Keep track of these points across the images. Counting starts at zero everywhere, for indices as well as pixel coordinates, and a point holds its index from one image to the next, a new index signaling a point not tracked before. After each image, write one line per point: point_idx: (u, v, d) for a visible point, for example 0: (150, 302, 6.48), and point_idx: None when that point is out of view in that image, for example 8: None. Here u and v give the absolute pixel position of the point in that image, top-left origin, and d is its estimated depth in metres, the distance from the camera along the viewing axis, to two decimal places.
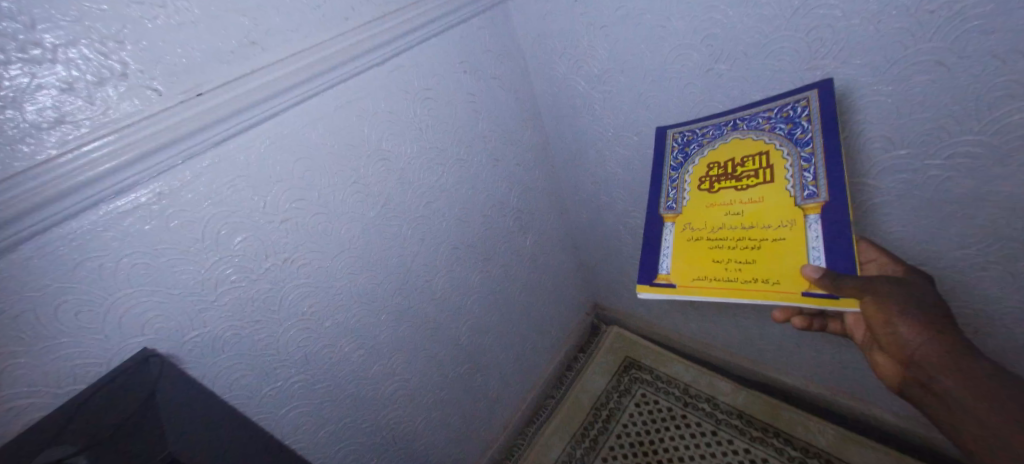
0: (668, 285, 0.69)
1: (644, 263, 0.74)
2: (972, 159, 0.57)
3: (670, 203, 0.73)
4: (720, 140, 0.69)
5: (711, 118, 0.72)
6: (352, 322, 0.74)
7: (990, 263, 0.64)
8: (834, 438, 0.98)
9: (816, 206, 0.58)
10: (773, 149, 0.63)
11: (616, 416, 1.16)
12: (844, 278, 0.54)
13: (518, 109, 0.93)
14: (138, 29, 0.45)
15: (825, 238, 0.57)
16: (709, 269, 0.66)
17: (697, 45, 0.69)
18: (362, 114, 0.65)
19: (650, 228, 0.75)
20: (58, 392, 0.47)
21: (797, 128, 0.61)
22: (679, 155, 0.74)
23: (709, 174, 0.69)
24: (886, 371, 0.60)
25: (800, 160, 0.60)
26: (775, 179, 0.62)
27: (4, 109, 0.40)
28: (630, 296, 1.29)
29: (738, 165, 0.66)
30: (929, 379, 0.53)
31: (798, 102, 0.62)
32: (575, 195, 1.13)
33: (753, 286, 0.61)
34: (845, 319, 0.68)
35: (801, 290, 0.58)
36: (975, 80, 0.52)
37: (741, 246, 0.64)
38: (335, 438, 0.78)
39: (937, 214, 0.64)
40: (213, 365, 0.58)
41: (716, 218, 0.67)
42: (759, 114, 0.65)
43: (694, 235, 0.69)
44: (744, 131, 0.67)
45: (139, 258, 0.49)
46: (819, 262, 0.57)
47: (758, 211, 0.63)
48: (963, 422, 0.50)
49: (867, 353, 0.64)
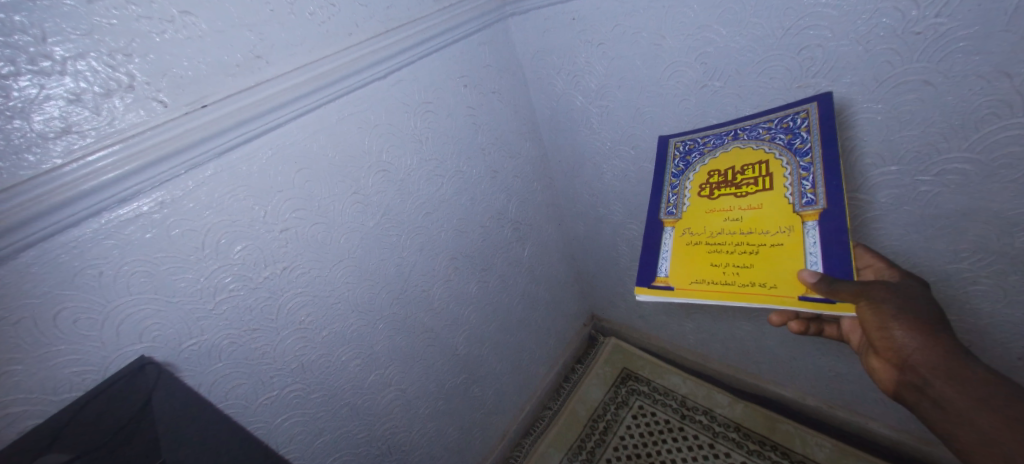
0: (666, 288, 0.66)
1: (644, 264, 0.71)
2: (962, 175, 0.58)
3: (670, 209, 0.72)
4: (721, 149, 0.69)
5: (715, 128, 0.72)
6: (349, 331, 0.74)
7: (983, 277, 0.65)
8: (832, 452, 0.96)
9: (814, 213, 0.57)
10: (773, 158, 0.63)
11: (613, 428, 1.15)
12: (840, 283, 0.53)
13: (518, 121, 0.94)
14: (146, 43, 0.46)
15: (822, 244, 0.56)
16: (707, 272, 0.64)
17: (692, 63, 0.69)
18: (363, 126, 0.66)
19: (649, 231, 0.73)
20: (54, 398, 0.47)
21: (797, 138, 0.61)
22: (680, 163, 0.74)
23: (709, 181, 0.69)
24: (880, 378, 0.59)
25: (799, 169, 0.60)
26: (774, 186, 0.62)
27: (12, 119, 0.41)
28: (628, 309, 1.28)
29: (738, 173, 0.66)
30: (927, 386, 0.51)
31: (798, 114, 0.62)
32: (574, 207, 1.13)
33: (751, 290, 0.60)
34: (843, 324, 0.68)
35: (799, 295, 0.56)
36: (961, 99, 0.53)
37: (739, 250, 0.62)
38: (330, 448, 0.78)
39: (929, 230, 0.64)
40: (210, 372, 0.59)
41: (715, 222, 0.66)
42: (760, 125, 0.66)
43: (693, 239, 0.67)
44: (745, 141, 0.67)
45: (140, 266, 0.50)
46: (816, 267, 0.56)
47: (758, 216, 0.62)
48: (963, 430, 0.48)
49: (863, 360, 0.62)
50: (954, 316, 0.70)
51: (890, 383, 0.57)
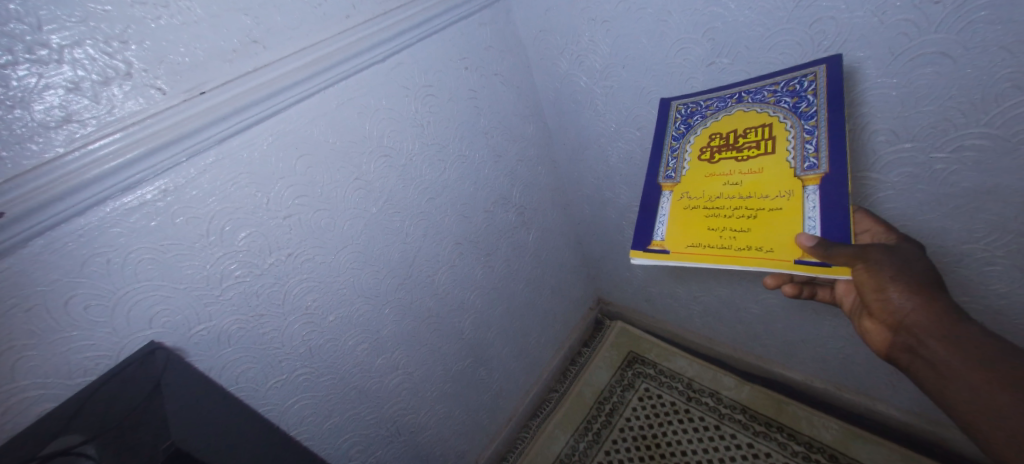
0: (661, 251, 0.66)
1: (640, 229, 0.70)
2: (980, 152, 0.56)
3: (669, 173, 0.70)
4: (724, 112, 0.66)
5: (719, 90, 0.69)
6: (355, 315, 0.75)
7: (999, 257, 0.63)
8: (838, 434, 0.96)
9: (816, 177, 0.56)
10: (777, 121, 0.60)
11: (619, 410, 1.16)
12: (838, 247, 0.53)
13: (521, 104, 0.93)
14: (142, 30, 0.46)
15: (822, 209, 0.55)
16: (703, 237, 0.63)
17: (699, 39, 0.67)
18: (363, 111, 0.65)
19: (646, 194, 0.72)
20: (69, 382, 0.49)
21: (802, 101, 0.58)
22: (681, 126, 0.71)
23: (710, 145, 0.67)
24: (871, 340, 0.60)
25: (803, 132, 0.58)
26: (776, 150, 0.60)
27: (12, 108, 0.41)
28: (634, 292, 1.28)
29: (740, 136, 0.64)
30: (919, 347, 0.53)
31: (805, 76, 0.59)
32: (579, 191, 1.12)
33: (747, 254, 0.59)
34: (833, 286, 0.68)
35: (795, 259, 0.56)
36: (981, 72, 0.51)
37: (738, 215, 0.61)
38: (340, 429, 0.79)
39: (944, 209, 0.62)
40: (219, 357, 0.60)
41: (714, 187, 0.65)
42: (765, 87, 0.63)
43: (691, 204, 0.66)
44: (749, 104, 0.64)
45: (147, 253, 0.51)
46: (814, 231, 0.56)
47: (758, 180, 0.61)
48: (953, 389, 0.50)
49: (854, 321, 0.63)
50: (967, 297, 0.69)
51: (882, 344, 0.58)
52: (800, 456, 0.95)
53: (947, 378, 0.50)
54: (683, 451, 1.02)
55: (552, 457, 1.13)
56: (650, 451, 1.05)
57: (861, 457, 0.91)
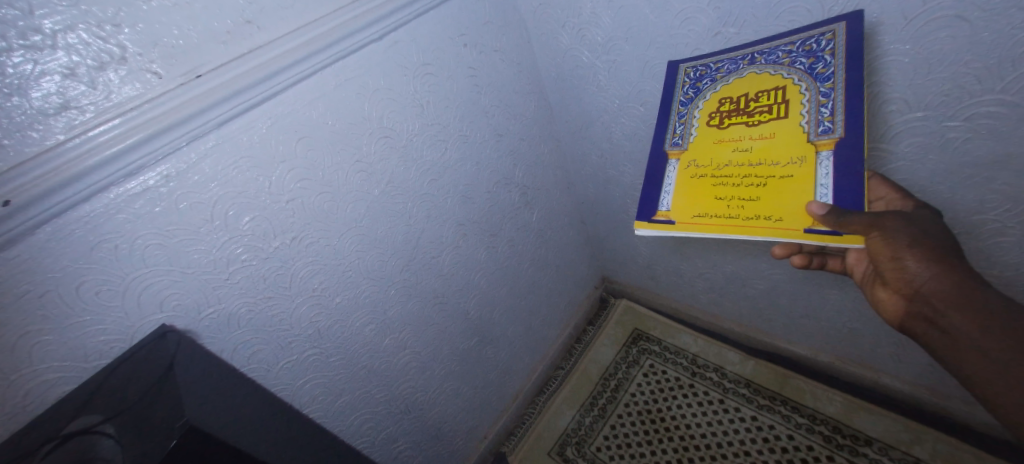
0: (668, 222, 0.67)
1: (645, 198, 0.70)
2: (995, 119, 0.54)
3: (676, 140, 0.69)
4: (736, 75, 0.64)
5: (730, 51, 0.66)
6: (362, 297, 0.76)
7: (1010, 228, 0.62)
8: (842, 406, 0.97)
9: (829, 142, 0.55)
10: (791, 84, 0.59)
11: (624, 386, 1.18)
12: (851, 215, 0.52)
13: (522, 81, 0.91)
14: (134, 12, 0.45)
15: (835, 176, 0.54)
16: (711, 206, 0.63)
17: (705, 8, 0.65)
18: (362, 92, 0.64)
19: (654, 163, 0.71)
20: (86, 365, 0.50)
21: (819, 62, 0.56)
22: (690, 90, 0.69)
23: (721, 110, 0.65)
24: (886, 309, 0.60)
25: (818, 96, 0.56)
26: (789, 115, 0.58)
27: (10, 96, 0.41)
28: (639, 270, 1.28)
29: (752, 101, 0.62)
30: (936, 315, 0.53)
31: (823, 34, 0.56)
32: (582, 170, 1.10)
33: (755, 222, 0.59)
34: (846, 257, 0.68)
35: (804, 228, 0.56)
36: (999, 35, 0.49)
37: (747, 183, 0.61)
38: (351, 407, 0.81)
39: (955, 180, 0.61)
40: (230, 339, 0.61)
41: (723, 155, 0.64)
42: (780, 47, 0.60)
43: (699, 172, 0.66)
44: (762, 66, 0.62)
45: (153, 238, 0.51)
46: (826, 199, 0.55)
47: (769, 147, 0.60)
48: (967, 355, 0.50)
49: (868, 291, 0.63)
50: (976, 268, 0.68)
51: (897, 313, 0.58)
52: (804, 428, 0.96)
53: (962, 345, 0.50)
54: (688, 424, 1.04)
55: (560, 432, 1.15)
56: (655, 425, 1.07)
57: (865, 428, 0.92)
